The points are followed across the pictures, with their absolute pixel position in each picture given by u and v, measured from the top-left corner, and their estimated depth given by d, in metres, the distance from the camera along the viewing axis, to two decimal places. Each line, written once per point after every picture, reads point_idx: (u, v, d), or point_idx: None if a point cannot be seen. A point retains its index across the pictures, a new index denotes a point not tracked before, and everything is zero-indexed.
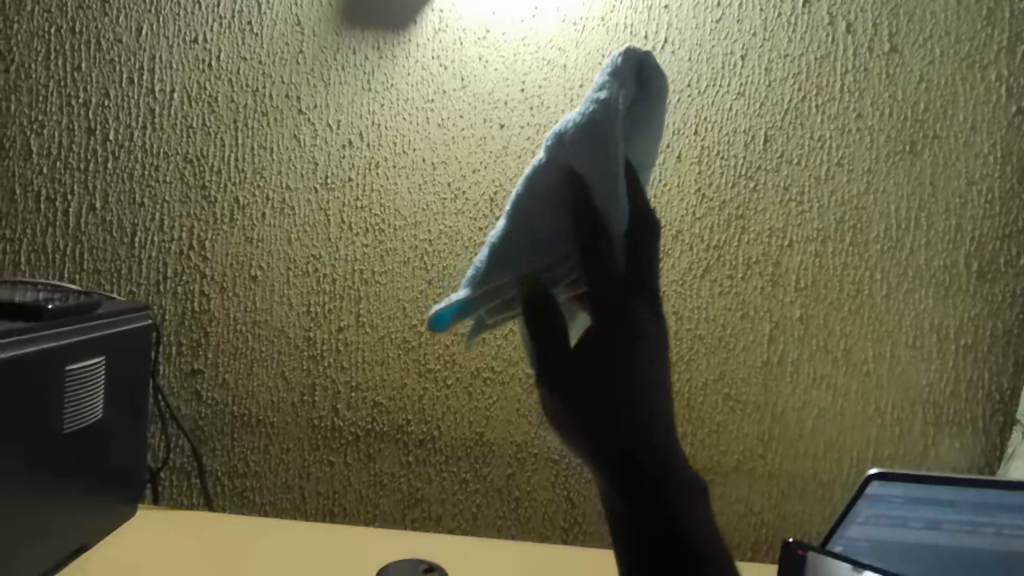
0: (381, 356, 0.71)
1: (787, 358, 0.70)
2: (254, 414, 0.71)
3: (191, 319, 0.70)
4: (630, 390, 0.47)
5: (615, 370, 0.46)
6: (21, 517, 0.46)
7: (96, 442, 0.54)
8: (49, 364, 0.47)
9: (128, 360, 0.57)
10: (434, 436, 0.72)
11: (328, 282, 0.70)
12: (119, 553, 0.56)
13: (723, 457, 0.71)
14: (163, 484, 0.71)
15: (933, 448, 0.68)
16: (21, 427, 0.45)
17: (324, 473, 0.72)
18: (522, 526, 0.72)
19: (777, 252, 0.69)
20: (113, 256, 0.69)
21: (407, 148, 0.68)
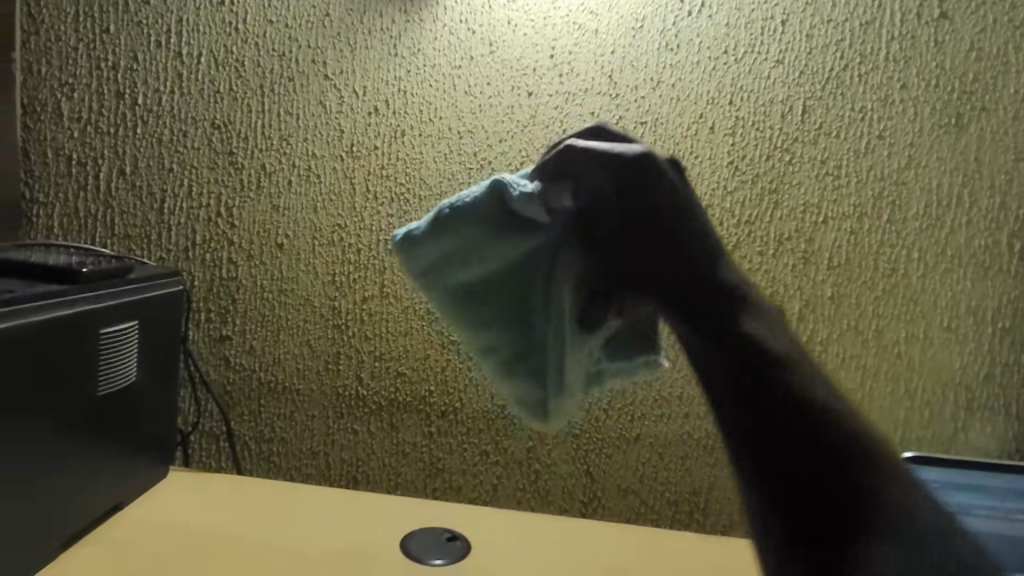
0: (404, 328, 0.71)
1: (816, 338, 0.67)
2: (280, 381, 0.72)
3: (219, 286, 0.70)
4: (693, 273, 0.32)
5: (663, 258, 0.32)
6: (52, 479, 0.47)
7: (131, 404, 0.55)
8: (84, 328, 0.48)
9: (160, 325, 0.58)
10: (456, 408, 0.72)
11: (352, 252, 0.70)
12: (150, 513, 0.58)
13: None
14: (193, 447, 0.73)
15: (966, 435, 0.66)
16: (59, 389, 0.46)
17: (348, 441, 0.73)
18: (542, 499, 0.74)
19: (811, 228, 0.67)
20: (143, 222, 0.70)
21: (432, 116, 0.67)
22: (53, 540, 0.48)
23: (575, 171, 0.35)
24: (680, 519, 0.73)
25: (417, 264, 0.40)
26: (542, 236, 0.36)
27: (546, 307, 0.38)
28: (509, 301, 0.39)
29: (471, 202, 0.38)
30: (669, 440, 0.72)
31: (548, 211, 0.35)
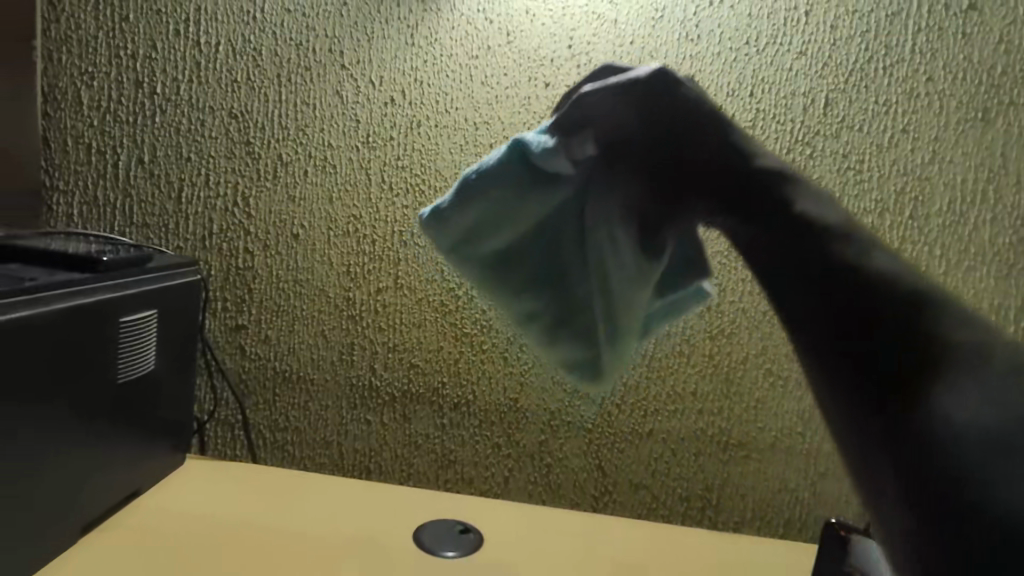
0: (418, 319, 0.71)
1: None
2: (294, 371, 0.72)
3: (235, 276, 0.71)
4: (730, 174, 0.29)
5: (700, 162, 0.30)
6: (72, 464, 0.48)
7: (150, 392, 0.56)
8: (104, 316, 0.48)
9: (179, 313, 0.58)
10: (469, 400, 0.72)
11: (367, 243, 0.70)
12: (167, 499, 0.58)
13: (760, 433, 0.71)
14: (208, 435, 0.73)
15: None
16: (80, 375, 0.47)
17: (361, 432, 0.73)
18: (553, 492, 0.74)
19: None
20: (161, 211, 0.70)
21: (448, 107, 0.67)
22: (71, 525, 0.49)
23: (593, 118, 0.32)
24: (692, 513, 0.74)
25: (443, 241, 0.35)
26: (569, 186, 0.33)
27: (581, 258, 0.34)
28: (545, 260, 0.35)
29: (494, 163, 0.33)
30: (682, 435, 0.72)
31: (571, 160, 0.32)
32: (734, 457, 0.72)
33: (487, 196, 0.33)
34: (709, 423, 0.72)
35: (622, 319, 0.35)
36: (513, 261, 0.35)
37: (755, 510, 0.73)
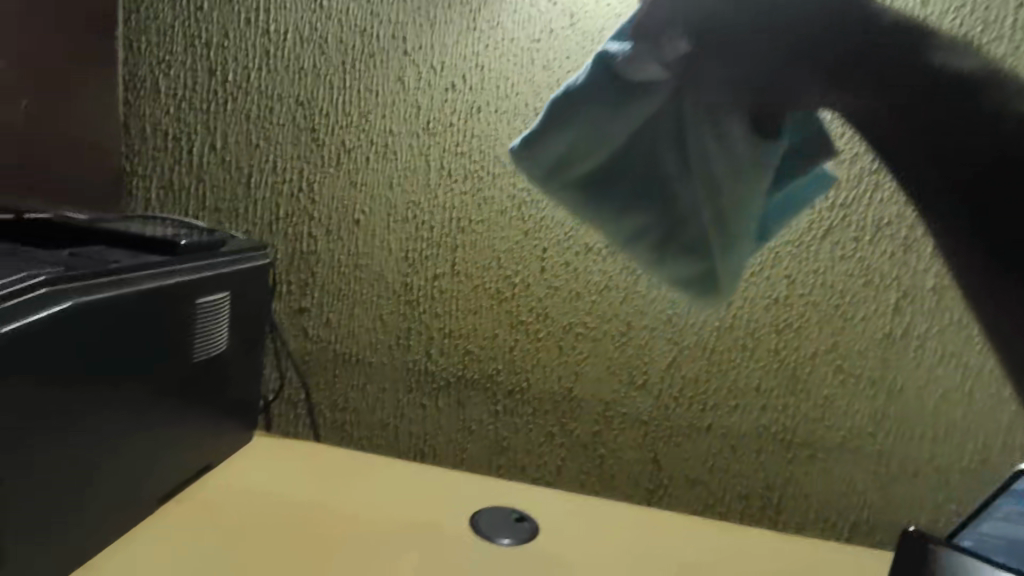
0: (474, 306, 0.71)
1: (914, 331, 0.66)
2: (354, 353, 0.74)
3: (299, 260, 0.73)
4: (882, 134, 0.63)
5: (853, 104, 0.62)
6: (143, 443, 0.49)
7: (221, 371, 0.58)
8: (181, 298, 0.50)
9: (249, 296, 0.60)
10: (523, 388, 0.72)
11: (426, 229, 0.70)
12: (235, 475, 0.61)
13: (827, 432, 0.68)
14: (274, 412, 0.76)
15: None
16: (156, 356, 0.49)
17: (417, 415, 0.74)
18: (606, 483, 0.73)
19: (916, 212, 0.64)
20: (231, 196, 0.73)
21: (509, 92, 0.66)
22: (144, 498, 0.51)
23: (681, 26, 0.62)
24: (750, 513, 0.71)
25: (546, 164, 0.67)
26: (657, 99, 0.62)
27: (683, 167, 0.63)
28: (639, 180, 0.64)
29: (594, 89, 0.64)
30: (743, 431, 0.70)
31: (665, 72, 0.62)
32: (798, 456, 0.69)
33: (588, 111, 0.64)
34: (772, 420, 0.69)
35: (726, 223, 0.64)
36: (614, 177, 0.65)
37: (818, 513, 0.70)
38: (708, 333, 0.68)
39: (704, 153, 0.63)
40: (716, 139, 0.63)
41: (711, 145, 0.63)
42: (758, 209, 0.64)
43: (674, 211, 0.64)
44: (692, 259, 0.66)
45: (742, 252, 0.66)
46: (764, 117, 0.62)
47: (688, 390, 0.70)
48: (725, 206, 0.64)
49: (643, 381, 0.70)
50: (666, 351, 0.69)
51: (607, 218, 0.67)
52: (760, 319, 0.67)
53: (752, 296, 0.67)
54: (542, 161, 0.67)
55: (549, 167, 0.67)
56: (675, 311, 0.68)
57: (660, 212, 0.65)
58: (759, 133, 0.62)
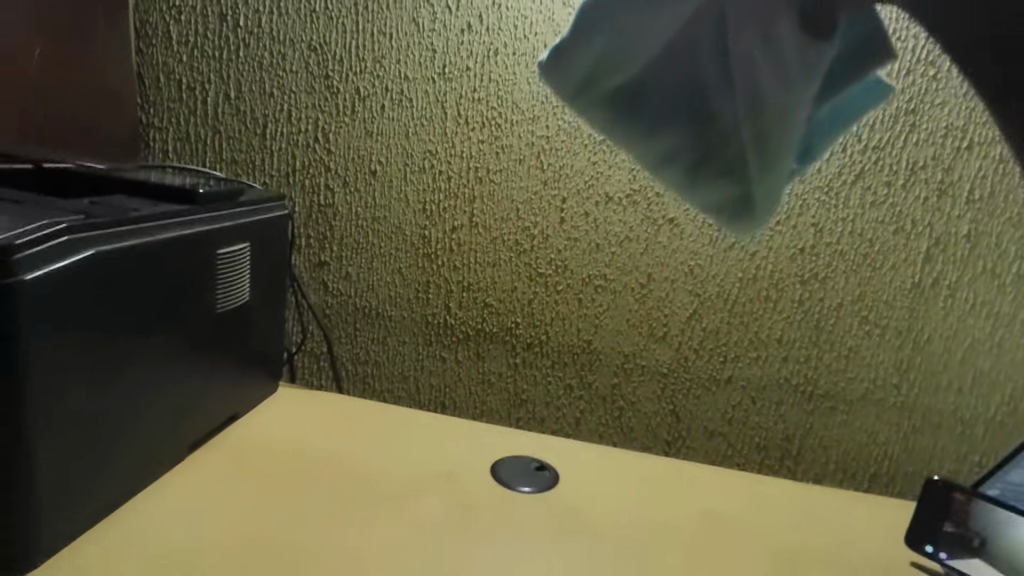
0: (492, 259, 0.70)
1: (945, 281, 0.64)
2: (374, 307, 0.74)
3: (317, 213, 0.72)
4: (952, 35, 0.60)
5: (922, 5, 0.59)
6: (171, 392, 0.50)
7: (246, 322, 0.59)
8: (205, 247, 0.51)
9: (270, 246, 0.61)
10: (542, 341, 0.72)
11: (443, 179, 0.69)
12: (261, 424, 0.62)
13: (850, 383, 0.68)
14: (297, 366, 0.77)
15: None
16: (183, 305, 0.50)
17: (436, 368, 0.75)
18: (625, 434, 0.73)
19: (951, 154, 0.62)
20: (247, 147, 0.72)
21: (527, 33, 0.64)
22: (175, 445, 0.52)
23: None
24: (769, 463, 0.71)
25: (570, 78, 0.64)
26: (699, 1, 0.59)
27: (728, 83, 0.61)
28: (672, 96, 0.61)
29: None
30: (764, 382, 0.69)
31: None
32: (819, 408, 0.69)
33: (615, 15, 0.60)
34: (794, 371, 0.68)
35: (774, 151, 0.62)
36: (643, 96, 0.62)
37: (837, 463, 0.70)
38: (731, 284, 0.67)
39: (747, 64, 0.60)
40: (761, 48, 0.59)
41: (756, 52, 0.59)
42: (806, 124, 0.61)
43: (708, 129, 0.62)
44: (724, 183, 0.64)
45: (782, 171, 0.63)
46: (815, 16, 0.58)
47: (709, 341, 0.69)
48: (768, 125, 0.61)
49: (664, 333, 0.69)
50: (687, 303, 0.68)
51: (638, 139, 0.64)
52: (785, 268, 0.66)
53: (776, 245, 0.66)
54: (571, 76, 0.64)
55: (577, 83, 0.64)
56: (697, 261, 0.67)
57: (696, 135, 0.62)
58: (808, 35, 0.58)
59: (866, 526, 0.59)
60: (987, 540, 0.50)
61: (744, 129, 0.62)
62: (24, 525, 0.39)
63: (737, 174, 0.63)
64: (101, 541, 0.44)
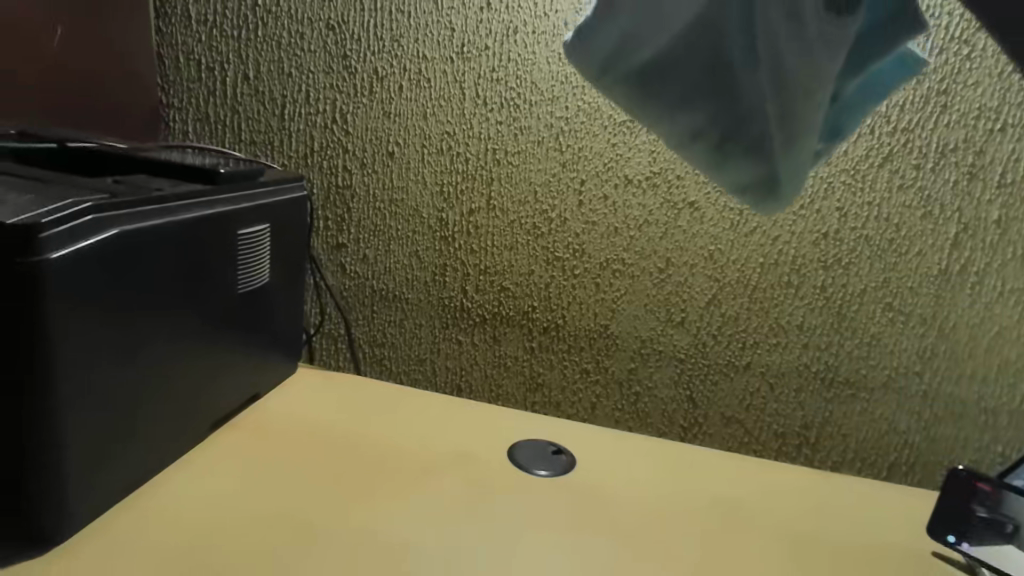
0: (509, 242, 0.70)
1: (972, 268, 0.63)
2: (391, 290, 0.74)
3: (335, 194, 0.72)
4: None
5: None
6: (195, 372, 0.51)
7: (265, 303, 0.59)
8: (224, 227, 0.51)
9: (289, 227, 0.61)
10: (559, 325, 0.72)
11: (460, 161, 0.69)
12: (282, 403, 0.63)
13: (871, 371, 0.67)
14: (315, 347, 0.78)
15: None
16: (204, 286, 0.50)
17: (453, 351, 0.75)
18: (641, 420, 0.73)
19: (984, 136, 0.60)
20: (266, 128, 0.72)
21: (548, 10, 0.63)
22: (197, 424, 0.53)
23: None
24: (786, 450, 0.71)
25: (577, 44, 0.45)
26: None
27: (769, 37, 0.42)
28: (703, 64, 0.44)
29: None
30: (783, 369, 0.68)
31: None
32: (839, 395, 0.68)
33: None
34: (814, 358, 0.67)
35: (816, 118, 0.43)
36: (668, 69, 0.44)
37: (856, 452, 0.69)
38: (751, 269, 0.66)
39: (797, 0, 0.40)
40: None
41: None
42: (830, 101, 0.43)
43: (735, 103, 0.45)
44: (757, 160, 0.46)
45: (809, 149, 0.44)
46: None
47: (727, 327, 0.68)
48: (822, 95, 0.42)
49: (680, 318, 0.69)
50: (706, 288, 0.68)
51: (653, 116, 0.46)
52: (807, 254, 0.65)
53: (799, 230, 0.65)
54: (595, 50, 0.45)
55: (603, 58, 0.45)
56: (717, 246, 0.66)
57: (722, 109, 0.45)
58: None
59: (886, 516, 0.59)
60: (1019, 527, 0.51)
61: (770, 104, 0.44)
62: (54, 501, 0.40)
63: (765, 152, 0.45)
64: (128, 516, 0.45)
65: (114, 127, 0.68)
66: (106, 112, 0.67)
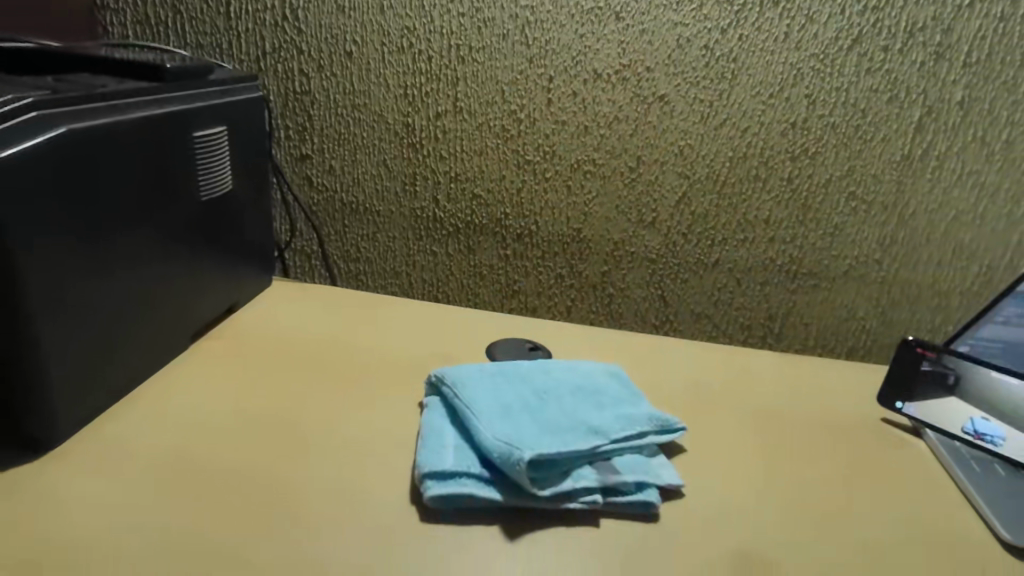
0: (479, 146, 0.69)
1: (934, 152, 0.64)
2: (361, 202, 0.73)
3: (293, 101, 0.69)
4: None
5: None
6: (169, 284, 0.51)
7: (232, 212, 0.58)
8: (178, 131, 0.49)
9: (246, 132, 0.58)
10: (532, 231, 0.72)
11: (423, 60, 0.66)
12: (260, 316, 0.63)
13: (834, 262, 0.69)
14: (288, 264, 0.77)
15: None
16: (165, 195, 0.49)
17: (429, 263, 0.75)
18: (615, 320, 0.75)
19: (953, 13, 0.59)
20: (212, 29, 0.67)
21: None
22: (177, 337, 0.54)
23: None
24: (752, 341, 0.74)
25: None
26: None
27: None
28: None
29: None
30: (750, 264, 0.70)
31: None
32: (802, 286, 0.71)
33: None
34: (780, 252, 0.69)
35: None
36: None
37: (817, 339, 0.73)
38: (720, 164, 0.67)
39: None
40: None
41: None
42: None
43: None
44: None
45: None
46: None
47: (696, 224, 0.69)
48: None
49: (652, 217, 0.69)
50: (676, 185, 0.68)
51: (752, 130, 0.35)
52: (775, 144, 0.65)
53: (768, 120, 0.64)
54: None
55: None
56: (687, 141, 0.66)
57: None
58: None
59: (845, 392, 0.63)
60: (960, 378, 0.54)
61: None
62: (43, 411, 0.41)
63: None
64: (115, 425, 0.46)
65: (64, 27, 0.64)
66: (56, 9, 0.62)
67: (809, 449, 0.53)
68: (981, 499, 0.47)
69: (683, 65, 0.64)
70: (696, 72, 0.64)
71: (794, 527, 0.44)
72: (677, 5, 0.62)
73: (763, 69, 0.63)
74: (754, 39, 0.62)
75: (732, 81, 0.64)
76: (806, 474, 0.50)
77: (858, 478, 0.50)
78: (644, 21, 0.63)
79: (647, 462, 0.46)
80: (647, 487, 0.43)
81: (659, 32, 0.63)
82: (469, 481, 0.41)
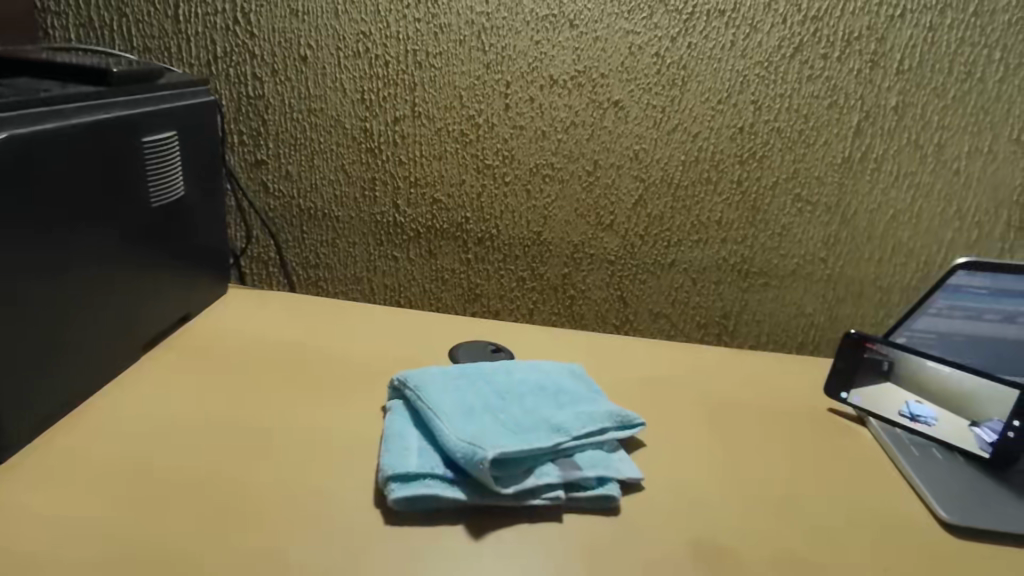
0: (438, 152, 0.69)
1: (872, 155, 0.67)
2: (319, 209, 0.72)
3: (247, 106, 0.68)
4: None
5: None
6: (119, 290, 0.49)
7: (184, 218, 0.57)
8: (126, 135, 0.48)
9: (198, 136, 0.57)
10: (493, 236, 0.73)
11: (380, 65, 0.66)
12: (217, 323, 0.61)
13: (782, 260, 0.72)
14: (245, 272, 0.76)
15: (990, 250, 0.70)
16: (115, 200, 0.48)
17: (390, 268, 0.75)
18: (576, 321, 0.76)
19: (885, 23, 0.63)
20: (159, 33, 0.66)
21: None
22: (130, 346, 0.52)
23: None
24: (709, 338, 0.76)
25: None
26: None
27: None
28: None
29: None
30: (704, 264, 0.73)
31: None
32: (754, 284, 0.73)
33: None
34: (732, 252, 0.72)
35: None
36: None
37: (769, 335, 0.76)
38: (674, 167, 0.69)
39: None
40: None
41: None
42: None
43: None
44: None
45: None
46: None
47: (653, 226, 0.71)
48: None
49: (610, 220, 0.71)
50: (632, 188, 0.70)
51: None
52: (725, 148, 0.68)
53: (717, 125, 0.67)
54: None
55: None
56: (641, 145, 0.68)
57: None
58: None
59: (795, 384, 0.65)
60: (894, 363, 0.57)
61: None
62: None
63: None
64: (62, 438, 0.44)
65: (2, 28, 0.61)
66: None
67: (762, 439, 0.55)
68: (920, 479, 0.50)
69: (636, 71, 0.66)
70: (649, 78, 0.66)
71: (751, 514, 0.46)
72: (628, 14, 0.64)
73: (713, 75, 0.65)
74: (703, 47, 0.64)
75: (683, 88, 0.66)
76: (760, 463, 0.52)
77: (809, 464, 0.53)
78: (597, 28, 0.64)
79: (607, 457, 0.47)
80: (607, 480, 0.45)
81: (613, 39, 0.65)
82: (433, 482, 0.42)
